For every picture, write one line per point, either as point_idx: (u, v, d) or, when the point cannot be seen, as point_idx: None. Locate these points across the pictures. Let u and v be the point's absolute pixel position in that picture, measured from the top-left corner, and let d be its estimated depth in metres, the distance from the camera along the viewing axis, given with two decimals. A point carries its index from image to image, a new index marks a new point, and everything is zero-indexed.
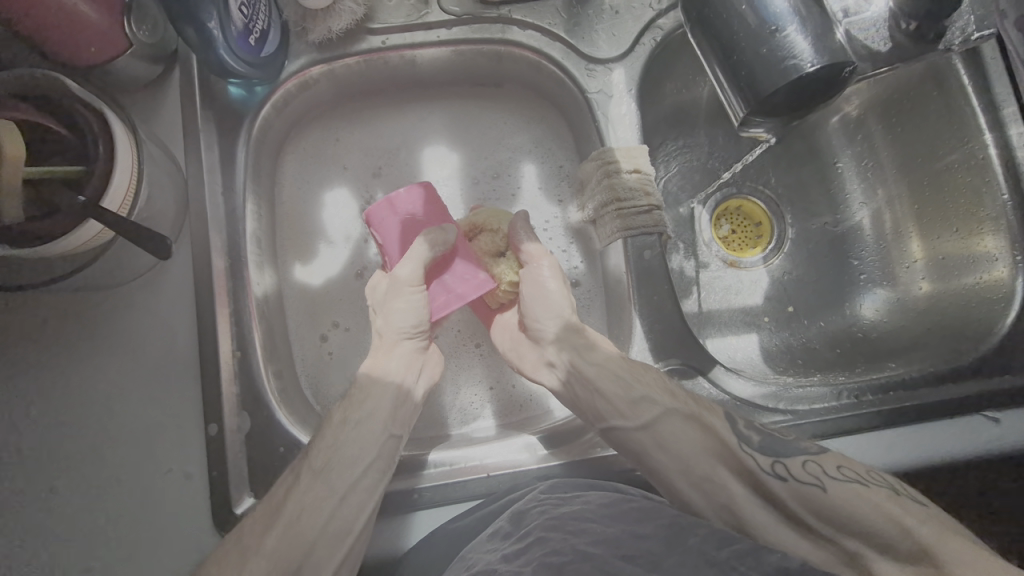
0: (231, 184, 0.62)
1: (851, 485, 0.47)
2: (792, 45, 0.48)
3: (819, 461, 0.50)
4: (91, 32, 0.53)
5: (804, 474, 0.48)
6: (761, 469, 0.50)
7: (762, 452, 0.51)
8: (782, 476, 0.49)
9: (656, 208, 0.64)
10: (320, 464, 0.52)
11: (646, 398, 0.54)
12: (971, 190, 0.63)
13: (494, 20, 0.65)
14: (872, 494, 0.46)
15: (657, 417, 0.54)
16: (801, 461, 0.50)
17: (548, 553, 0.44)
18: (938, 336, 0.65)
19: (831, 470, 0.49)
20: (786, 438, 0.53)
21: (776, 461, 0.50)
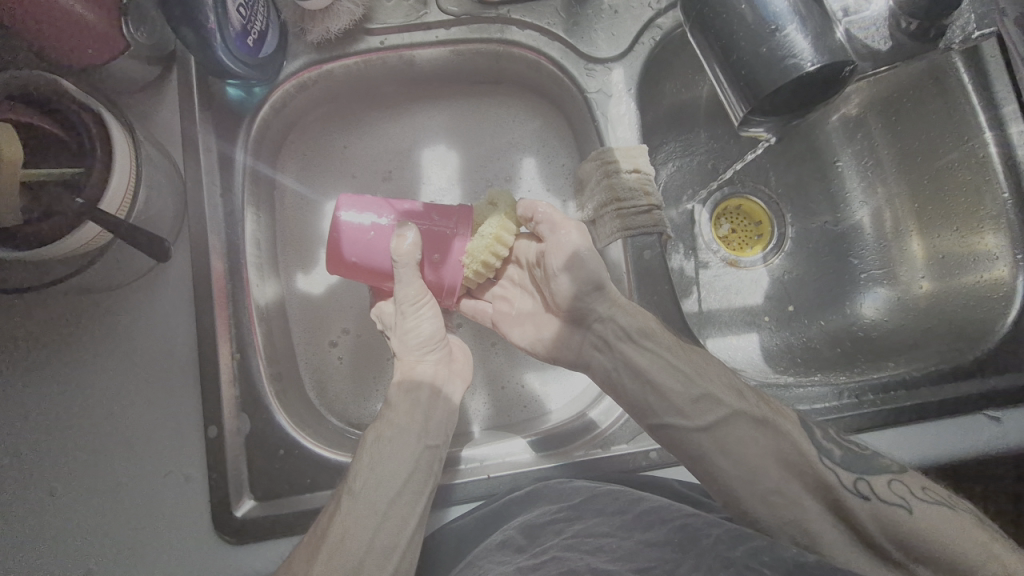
0: (230, 185, 0.62)
1: (938, 508, 0.48)
2: (792, 44, 0.48)
3: (902, 480, 0.50)
4: (88, 33, 0.52)
5: (888, 494, 0.49)
6: (841, 485, 0.50)
7: (845, 467, 0.51)
8: (865, 496, 0.49)
9: (656, 208, 0.63)
10: (358, 485, 0.51)
11: (705, 395, 0.54)
12: (971, 189, 0.63)
13: (493, 20, 0.65)
14: (960, 519, 0.47)
15: (722, 419, 0.52)
16: (886, 481, 0.50)
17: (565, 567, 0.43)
18: (939, 334, 0.65)
19: (918, 492, 0.49)
20: (864, 454, 0.52)
21: (859, 479, 0.50)
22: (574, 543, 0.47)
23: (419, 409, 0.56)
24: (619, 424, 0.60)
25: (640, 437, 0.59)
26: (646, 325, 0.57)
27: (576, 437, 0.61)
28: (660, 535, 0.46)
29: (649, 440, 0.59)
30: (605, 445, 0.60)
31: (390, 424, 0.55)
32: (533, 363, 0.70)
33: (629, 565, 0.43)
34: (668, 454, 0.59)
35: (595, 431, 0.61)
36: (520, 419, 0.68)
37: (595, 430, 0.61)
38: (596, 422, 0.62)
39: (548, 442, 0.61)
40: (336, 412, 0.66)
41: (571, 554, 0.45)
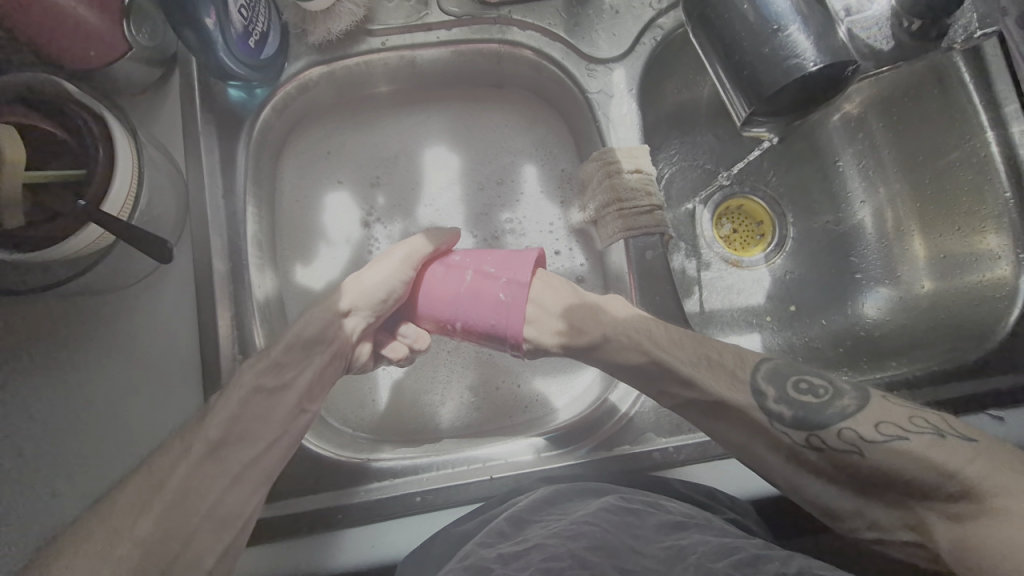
0: (232, 186, 0.62)
1: (895, 445, 0.47)
2: (795, 44, 0.48)
3: (856, 423, 0.49)
4: (91, 38, 0.53)
5: (841, 443, 0.49)
6: (795, 444, 0.51)
7: (797, 426, 0.51)
8: (818, 448, 0.50)
9: (658, 208, 0.63)
10: (220, 435, 0.49)
11: (665, 392, 0.56)
12: (973, 188, 0.63)
13: (494, 21, 0.65)
14: (917, 448, 0.46)
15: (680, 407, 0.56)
16: (836, 428, 0.49)
17: (546, 558, 0.44)
18: (942, 334, 0.65)
19: (869, 429, 0.48)
20: (823, 402, 0.51)
21: (810, 433, 0.50)
22: (563, 531, 0.48)
23: (309, 365, 0.56)
24: (621, 424, 0.60)
25: (643, 438, 0.60)
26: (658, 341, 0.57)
27: (578, 436, 0.61)
28: (653, 550, 0.46)
29: (652, 441, 0.59)
30: (608, 445, 0.60)
31: (275, 373, 0.54)
32: (525, 368, 0.69)
33: (611, 559, 0.45)
34: (670, 454, 0.59)
35: (599, 431, 0.61)
36: (507, 423, 0.67)
37: (598, 429, 0.61)
38: (600, 423, 0.61)
39: (550, 442, 0.61)
40: (336, 415, 0.66)
41: (556, 540, 0.46)
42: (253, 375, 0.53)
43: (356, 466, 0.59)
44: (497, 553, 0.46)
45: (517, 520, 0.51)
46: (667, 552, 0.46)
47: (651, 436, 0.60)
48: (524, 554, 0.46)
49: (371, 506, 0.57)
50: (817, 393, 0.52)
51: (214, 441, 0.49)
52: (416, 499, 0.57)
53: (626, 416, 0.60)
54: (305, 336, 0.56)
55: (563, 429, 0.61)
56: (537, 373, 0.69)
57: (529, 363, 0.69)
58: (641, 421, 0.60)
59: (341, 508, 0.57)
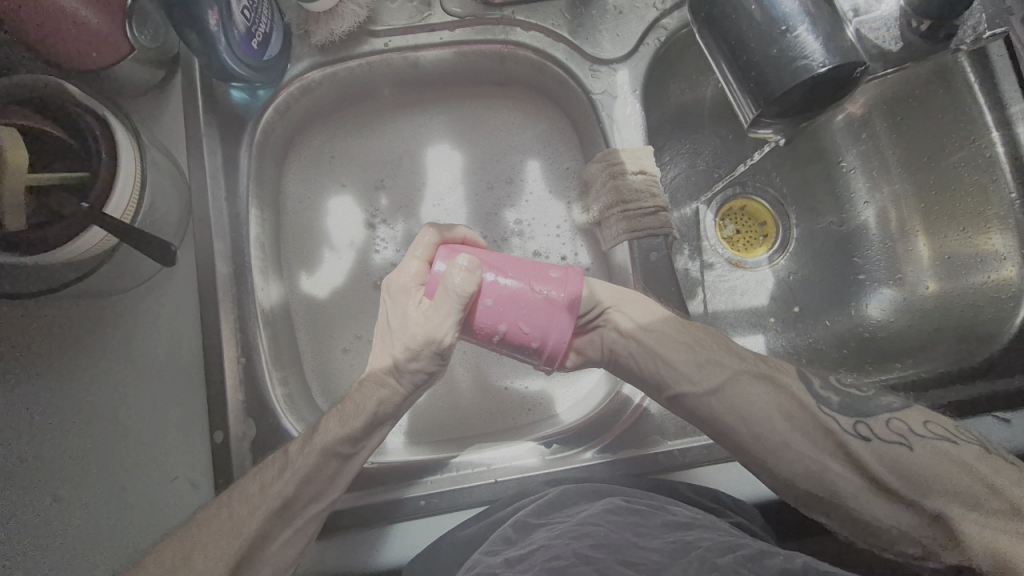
0: (235, 188, 0.62)
1: (939, 443, 0.49)
2: (803, 45, 0.48)
3: (904, 418, 0.52)
4: (93, 39, 0.52)
5: (889, 435, 0.50)
6: (841, 429, 0.51)
7: (844, 412, 0.52)
8: (866, 437, 0.50)
9: (662, 209, 0.63)
10: (291, 494, 0.49)
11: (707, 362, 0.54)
12: (978, 189, 0.63)
13: (497, 21, 0.65)
14: (962, 453, 0.49)
15: (726, 379, 0.53)
16: (885, 420, 0.51)
17: (548, 558, 0.44)
18: (947, 335, 0.65)
19: (919, 427, 0.51)
20: (866, 395, 0.54)
21: (858, 422, 0.51)
22: (565, 532, 0.47)
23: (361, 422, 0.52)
24: (629, 425, 0.60)
25: (650, 441, 0.59)
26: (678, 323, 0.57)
27: (584, 439, 0.60)
28: (656, 543, 0.46)
29: (656, 444, 0.59)
30: (614, 447, 0.59)
31: (345, 432, 0.52)
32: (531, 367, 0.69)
33: (613, 554, 0.44)
34: (675, 456, 0.58)
35: (607, 432, 0.60)
36: (511, 424, 0.67)
37: (605, 430, 0.60)
38: (607, 424, 0.60)
39: (556, 445, 0.60)
40: None
41: (559, 542, 0.46)
42: (327, 436, 0.51)
43: (359, 469, 0.59)
44: (502, 559, 0.46)
45: (521, 523, 0.50)
46: (672, 545, 0.46)
47: (658, 438, 0.59)
48: (529, 556, 0.45)
49: (376, 508, 0.57)
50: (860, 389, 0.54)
51: (286, 498, 0.49)
52: (421, 503, 0.57)
53: (634, 417, 0.60)
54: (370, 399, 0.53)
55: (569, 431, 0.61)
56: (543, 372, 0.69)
57: None
58: (646, 423, 0.60)
59: (345, 510, 0.57)
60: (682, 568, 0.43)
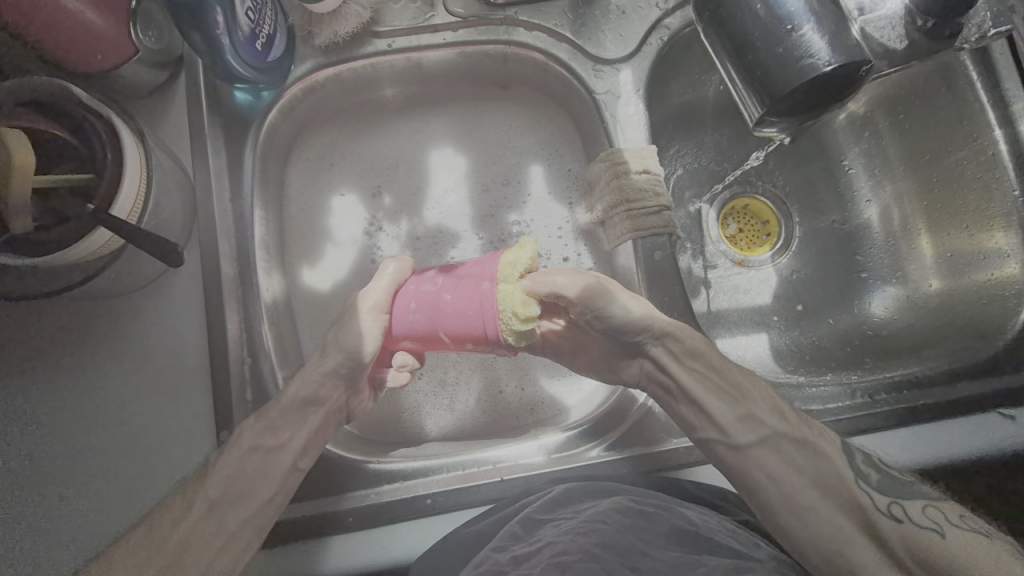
0: (239, 189, 0.62)
1: (973, 535, 0.47)
2: (809, 44, 0.48)
3: (939, 505, 0.50)
4: (98, 41, 0.52)
5: (921, 517, 0.49)
6: (875, 507, 0.50)
7: (880, 491, 0.51)
8: (897, 518, 0.49)
9: (666, 208, 0.63)
10: (218, 494, 0.50)
11: (752, 417, 0.53)
12: (981, 187, 0.63)
13: (500, 22, 0.65)
14: (995, 546, 0.47)
15: (764, 437, 0.52)
16: (920, 505, 0.50)
17: (556, 553, 0.47)
18: (951, 333, 0.65)
19: (954, 519, 0.49)
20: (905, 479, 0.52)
21: (893, 501, 0.50)
22: (573, 527, 0.49)
23: (305, 426, 0.54)
24: (634, 425, 0.60)
25: (655, 439, 0.59)
26: (683, 333, 0.56)
27: (589, 438, 0.60)
28: (662, 554, 0.47)
29: (663, 442, 0.59)
30: (619, 446, 0.59)
31: (272, 433, 0.53)
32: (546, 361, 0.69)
33: (619, 558, 0.46)
34: (681, 455, 0.58)
35: (615, 428, 0.60)
36: (519, 422, 0.67)
37: (611, 429, 0.60)
38: (613, 421, 0.61)
39: (561, 443, 0.60)
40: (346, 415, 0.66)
41: (566, 536, 0.48)
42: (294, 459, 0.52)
43: (364, 469, 0.59)
44: (511, 557, 0.48)
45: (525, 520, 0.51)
46: (676, 558, 0.47)
47: (662, 437, 0.59)
48: (538, 552, 0.48)
49: (382, 508, 0.57)
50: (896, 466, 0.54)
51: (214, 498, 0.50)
52: (427, 502, 0.57)
53: (639, 415, 0.60)
54: (301, 399, 0.54)
55: (575, 430, 0.61)
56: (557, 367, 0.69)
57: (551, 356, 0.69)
58: (653, 422, 0.60)
59: (351, 511, 0.57)
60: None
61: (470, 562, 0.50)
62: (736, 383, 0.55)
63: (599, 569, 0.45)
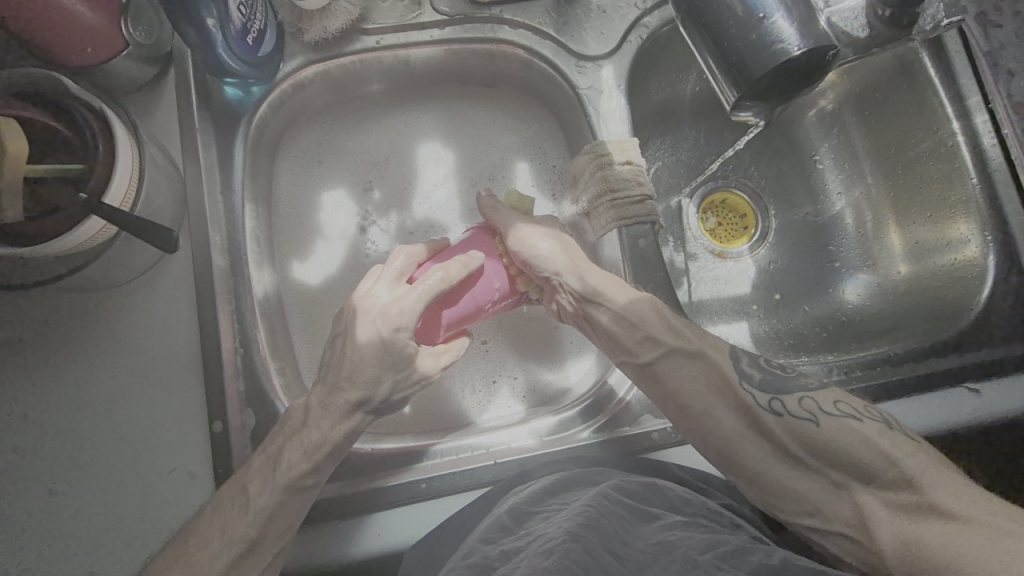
0: (230, 183, 0.62)
1: (846, 421, 0.52)
2: (780, 31, 0.50)
3: (816, 397, 0.55)
4: (89, 34, 0.53)
5: (799, 411, 0.53)
6: (758, 405, 0.54)
7: (761, 389, 0.55)
8: (777, 412, 0.54)
9: (649, 198, 0.66)
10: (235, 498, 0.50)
11: (649, 337, 0.57)
12: (942, 177, 0.67)
13: (486, 20, 0.67)
14: (867, 432, 0.51)
15: (661, 354, 0.57)
16: (798, 398, 0.54)
17: (543, 545, 0.45)
18: (920, 315, 0.68)
19: (829, 407, 0.53)
20: (787, 376, 0.57)
21: (773, 398, 0.55)
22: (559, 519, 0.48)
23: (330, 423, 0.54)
24: (624, 405, 0.62)
25: (643, 420, 0.61)
26: (601, 286, 0.59)
27: (580, 420, 0.62)
28: (641, 543, 0.47)
29: (650, 421, 0.61)
30: (610, 426, 0.61)
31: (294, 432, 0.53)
32: (540, 348, 0.71)
33: (602, 542, 0.45)
34: (668, 434, 0.61)
35: (605, 410, 0.62)
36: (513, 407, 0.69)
37: (602, 409, 0.62)
38: (604, 403, 0.63)
39: (553, 426, 0.62)
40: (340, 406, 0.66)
41: (554, 526, 0.47)
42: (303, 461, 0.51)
43: (360, 456, 0.60)
44: (499, 550, 0.47)
45: (519, 511, 0.51)
46: (655, 546, 0.47)
47: (651, 417, 0.61)
48: (526, 547, 0.47)
49: (378, 496, 0.57)
50: (785, 369, 0.58)
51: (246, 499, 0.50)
52: (422, 487, 0.58)
53: (628, 395, 0.62)
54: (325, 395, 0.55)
55: (567, 412, 0.63)
56: (551, 355, 0.71)
57: (546, 343, 0.71)
58: (643, 402, 0.62)
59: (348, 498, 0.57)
60: (664, 568, 0.44)
61: (455, 551, 0.50)
62: (635, 315, 0.58)
63: (584, 550, 0.44)
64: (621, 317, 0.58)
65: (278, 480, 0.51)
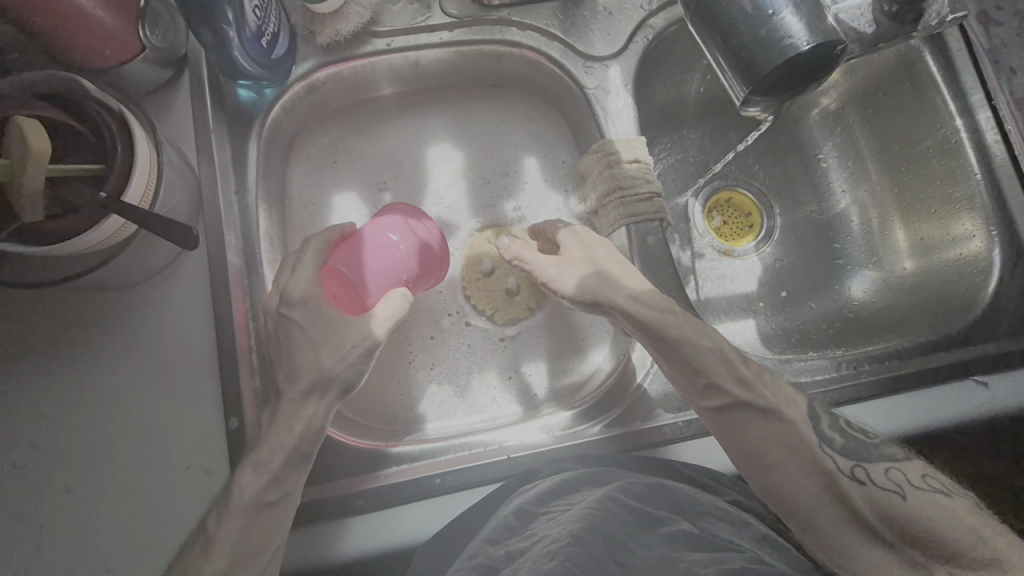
0: (244, 184, 0.63)
1: (935, 496, 0.51)
2: (789, 27, 0.51)
3: (901, 467, 0.53)
4: (107, 37, 0.54)
5: (886, 481, 0.52)
6: (840, 471, 0.53)
7: (844, 453, 0.53)
8: (861, 480, 0.52)
9: (656, 195, 0.66)
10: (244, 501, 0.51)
11: (713, 385, 0.55)
12: (946, 174, 0.68)
13: (494, 22, 0.68)
14: (953, 505, 0.50)
15: (727, 404, 0.55)
16: (883, 468, 0.53)
17: (548, 546, 0.46)
18: (927, 310, 0.69)
19: (915, 479, 0.52)
20: (871, 442, 0.55)
21: (856, 464, 0.53)
22: (565, 518, 0.49)
23: None
24: (635, 400, 0.62)
25: (654, 415, 0.62)
26: (658, 324, 0.57)
27: (592, 415, 0.63)
28: (645, 552, 0.47)
29: (660, 416, 0.62)
30: (621, 421, 0.62)
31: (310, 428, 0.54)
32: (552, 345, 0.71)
33: (608, 552, 0.45)
34: (678, 428, 0.61)
35: (619, 406, 0.62)
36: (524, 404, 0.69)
37: (614, 404, 0.63)
38: (618, 399, 0.63)
39: (565, 421, 0.63)
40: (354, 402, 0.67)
41: (557, 528, 0.48)
42: None
43: (375, 451, 0.60)
44: (504, 551, 0.48)
45: (532, 509, 0.51)
46: (658, 558, 0.47)
47: (662, 413, 0.62)
48: (529, 548, 0.47)
49: (392, 492, 0.58)
50: (865, 432, 0.56)
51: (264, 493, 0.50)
52: (436, 481, 0.59)
53: (639, 390, 0.63)
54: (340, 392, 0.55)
55: (579, 408, 0.63)
56: (564, 352, 0.71)
57: (558, 339, 0.71)
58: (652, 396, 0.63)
59: (362, 494, 0.58)
60: None
61: (462, 551, 0.51)
62: (698, 360, 0.56)
63: (588, 557, 0.44)
64: (684, 361, 0.56)
65: None
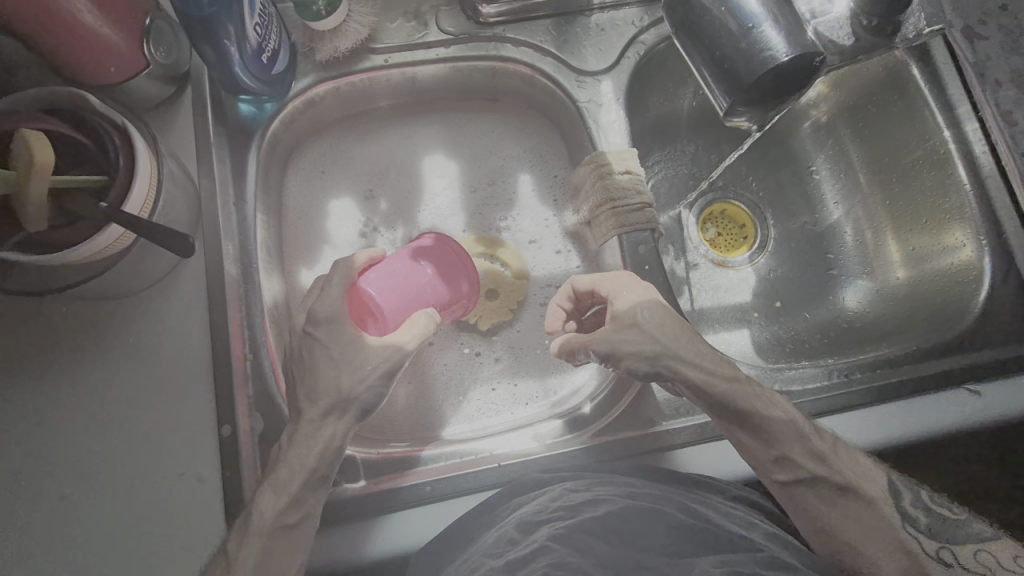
0: (243, 196, 0.65)
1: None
2: (768, 40, 0.53)
3: (991, 548, 0.52)
4: (113, 55, 0.56)
5: (973, 561, 0.51)
6: (925, 552, 0.52)
7: (930, 535, 0.53)
8: (948, 562, 0.52)
9: (648, 206, 0.67)
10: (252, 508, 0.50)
11: (787, 458, 0.54)
12: (936, 185, 0.68)
13: (489, 39, 0.70)
14: None
15: (803, 479, 0.54)
16: (972, 550, 0.52)
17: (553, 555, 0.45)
18: (920, 319, 0.69)
19: (1007, 561, 0.51)
20: (956, 518, 0.54)
21: (942, 546, 0.52)
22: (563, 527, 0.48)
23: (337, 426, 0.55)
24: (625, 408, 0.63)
25: (645, 423, 0.62)
26: (726, 395, 0.55)
27: (581, 424, 0.63)
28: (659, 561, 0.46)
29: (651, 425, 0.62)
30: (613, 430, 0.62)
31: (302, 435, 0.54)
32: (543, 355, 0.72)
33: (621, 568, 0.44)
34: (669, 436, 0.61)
35: (607, 414, 0.63)
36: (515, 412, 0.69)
37: (604, 413, 0.63)
38: (606, 407, 0.64)
39: (556, 430, 0.63)
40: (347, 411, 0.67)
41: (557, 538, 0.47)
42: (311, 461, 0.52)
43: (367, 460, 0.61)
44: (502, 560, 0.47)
45: (524, 518, 0.51)
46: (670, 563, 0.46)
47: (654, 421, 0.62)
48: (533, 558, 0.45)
49: (384, 500, 0.58)
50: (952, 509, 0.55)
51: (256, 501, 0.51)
52: (427, 489, 0.59)
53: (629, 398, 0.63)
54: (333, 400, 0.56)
55: (569, 416, 0.64)
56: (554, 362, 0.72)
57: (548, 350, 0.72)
58: (644, 405, 0.63)
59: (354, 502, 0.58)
60: None
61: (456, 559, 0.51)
62: (774, 432, 0.54)
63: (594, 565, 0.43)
64: (760, 432, 0.54)
65: (288, 483, 0.52)
